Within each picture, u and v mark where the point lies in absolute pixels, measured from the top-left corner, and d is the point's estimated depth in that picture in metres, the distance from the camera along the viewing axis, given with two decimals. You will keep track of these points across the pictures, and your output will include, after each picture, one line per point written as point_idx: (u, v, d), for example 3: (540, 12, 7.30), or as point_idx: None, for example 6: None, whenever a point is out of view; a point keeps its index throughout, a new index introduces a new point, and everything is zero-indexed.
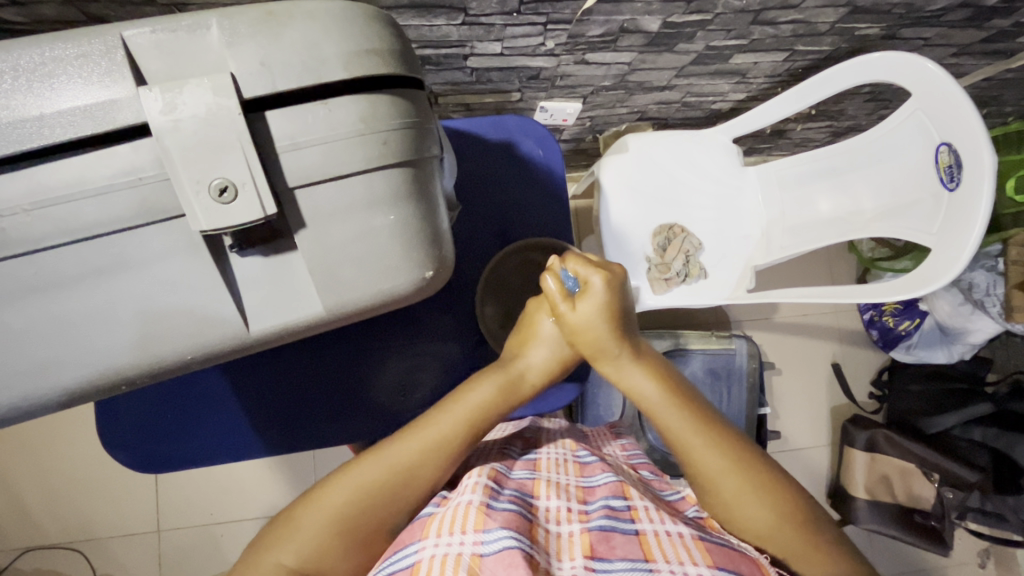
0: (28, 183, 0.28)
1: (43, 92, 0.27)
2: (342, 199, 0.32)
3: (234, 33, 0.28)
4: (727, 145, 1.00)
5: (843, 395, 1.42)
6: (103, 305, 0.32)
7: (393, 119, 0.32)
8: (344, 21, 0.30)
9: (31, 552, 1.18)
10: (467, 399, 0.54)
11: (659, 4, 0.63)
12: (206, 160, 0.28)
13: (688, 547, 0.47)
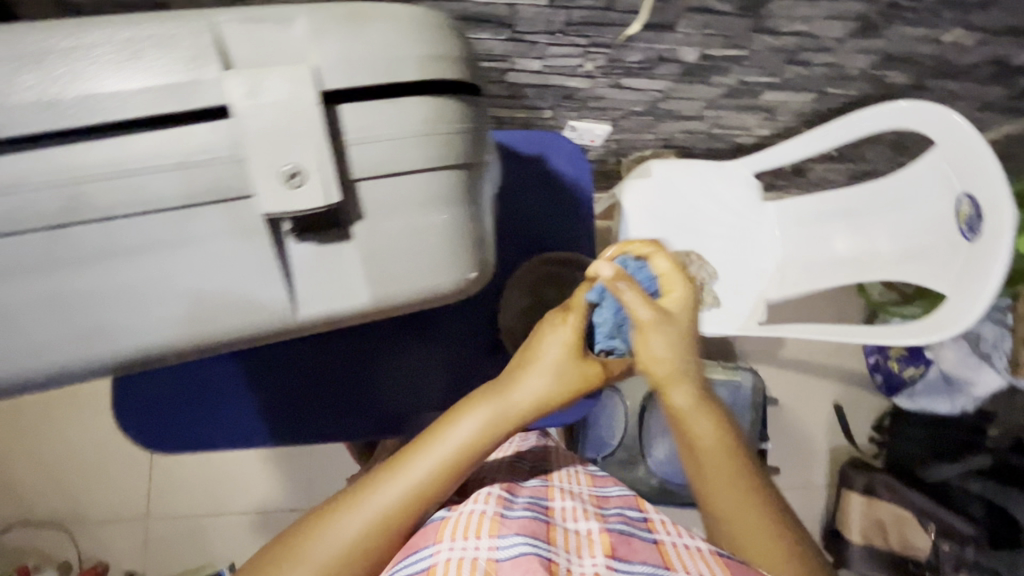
0: (107, 156, 0.29)
1: (131, 66, 0.28)
2: (400, 195, 0.33)
3: (320, 29, 0.29)
4: (749, 179, 1.02)
5: (843, 437, 1.41)
6: (162, 278, 0.32)
7: (455, 123, 0.33)
8: (422, 27, 0.31)
9: (16, 528, 1.16)
10: (454, 436, 0.49)
11: (699, 37, 0.65)
12: (281, 146, 0.29)
13: (707, 559, 0.47)
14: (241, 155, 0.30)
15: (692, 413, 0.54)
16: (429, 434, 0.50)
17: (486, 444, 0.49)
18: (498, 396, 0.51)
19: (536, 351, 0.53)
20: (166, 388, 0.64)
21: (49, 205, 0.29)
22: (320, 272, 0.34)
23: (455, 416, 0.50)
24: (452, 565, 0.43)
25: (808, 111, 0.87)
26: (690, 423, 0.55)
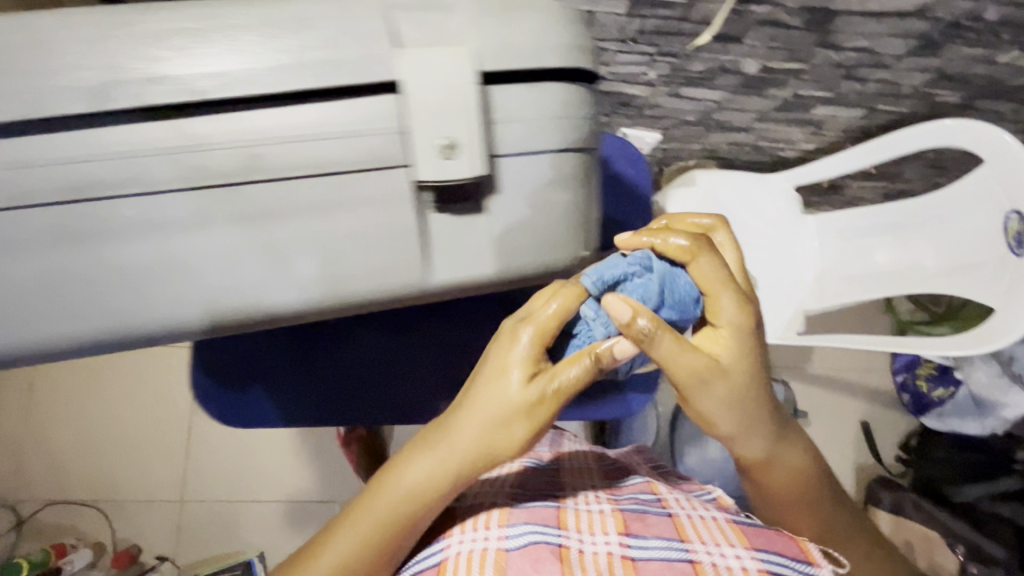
0: (290, 119, 0.36)
1: (319, 45, 0.35)
2: (530, 172, 0.38)
3: (477, 20, 0.35)
4: (789, 192, 1.05)
5: (869, 454, 1.41)
6: (325, 229, 0.39)
7: (582, 110, 0.38)
8: (561, 23, 0.37)
9: (55, 505, 1.18)
10: (401, 482, 0.51)
11: (763, 49, 0.68)
12: (439, 120, 0.35)
13: (726, 531, 0.53)
14: (403, 125, 0.36)
15: (771, 459, 0.59)
16: (382, 477, 0.52)
17: (435, 488, 0.50)
18: (438, 441, 0.50)
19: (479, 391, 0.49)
20: (234, 361, 0.65)
21: (245, 158, 0.37)
22: (449, 236, 0.40)
23: (402, 461, 0.51)
24: (466, 557, 0.50)
25: (856, 127, 0.89)
26: (769, 467, 0.60)
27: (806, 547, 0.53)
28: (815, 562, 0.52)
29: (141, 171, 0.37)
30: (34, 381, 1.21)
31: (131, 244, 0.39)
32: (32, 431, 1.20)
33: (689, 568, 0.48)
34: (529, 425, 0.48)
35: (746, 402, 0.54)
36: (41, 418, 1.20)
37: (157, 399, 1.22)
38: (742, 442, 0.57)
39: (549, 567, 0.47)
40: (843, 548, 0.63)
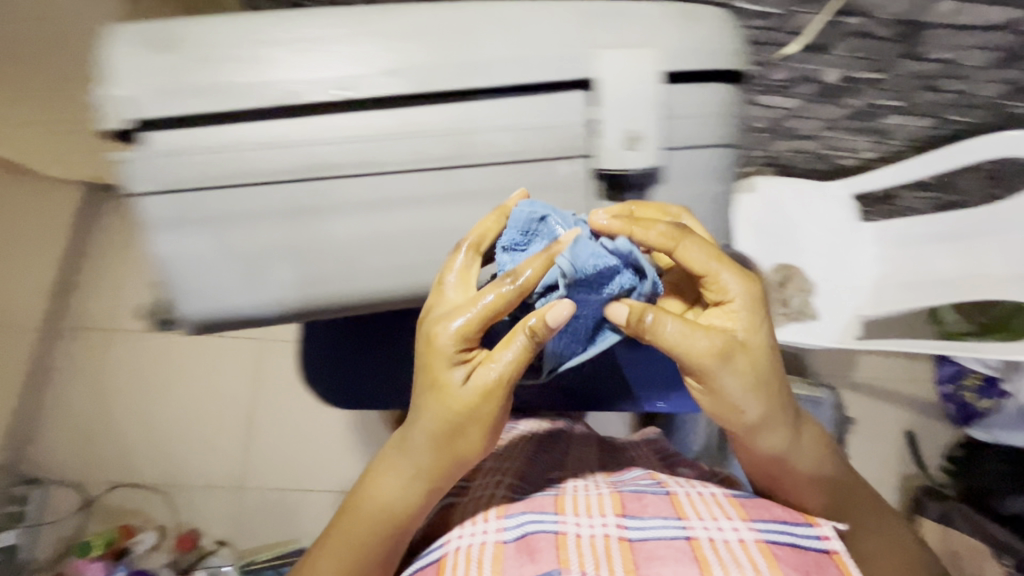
0: (513, 109, 0.49)
1: (538, 53, 0.48)
2: (687, 163, 0.52)
3: (668, 35, 0.49)
4: (846, 200, 1.05)
5: (914, 464, 1.42)
6: (516, 204, 0.52)
7: (731, 115, 0.52)
8: (728, 42, 0.50)
9: (122, 488, 1.22)
10: (375, 487, 0.54)
11: (847, 60, 0.71)
12: (633, 114, 0.49)
13: (723, 506, 0.55)
14: (602, 115, 0.50)
15: (791, 455, 0.57)
16: (360, 487, 0.55)
17: (410, 493, 0.53)
18: (402, 447, 0.52)
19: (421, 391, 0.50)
20: (341, 342, 0.69)
21: (468, 145, 0.50)
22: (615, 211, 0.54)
23: (379, 471, 0.54)
24: (466, 552, 0.52)
25: (922, 136, 0.91)
26: (788, 466, 0.57)
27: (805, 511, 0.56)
28: (816, 524, 0.54)
29: (388, 151, 0.49)
30: (103, 368, 1.26)
31: (364, 212, 0.51)
32: (102, 416, 1.24)
33: (687, 545, 0.49)
34: (483, 420, 0.49)
35: (770, 390, 0.52)
36: (109, 403, 1.24)
37: (218, 389, 1.26)
38: (766, 438, 0.55)
39: (546, 555, 0.49)
40: (866, 540, 0.61)
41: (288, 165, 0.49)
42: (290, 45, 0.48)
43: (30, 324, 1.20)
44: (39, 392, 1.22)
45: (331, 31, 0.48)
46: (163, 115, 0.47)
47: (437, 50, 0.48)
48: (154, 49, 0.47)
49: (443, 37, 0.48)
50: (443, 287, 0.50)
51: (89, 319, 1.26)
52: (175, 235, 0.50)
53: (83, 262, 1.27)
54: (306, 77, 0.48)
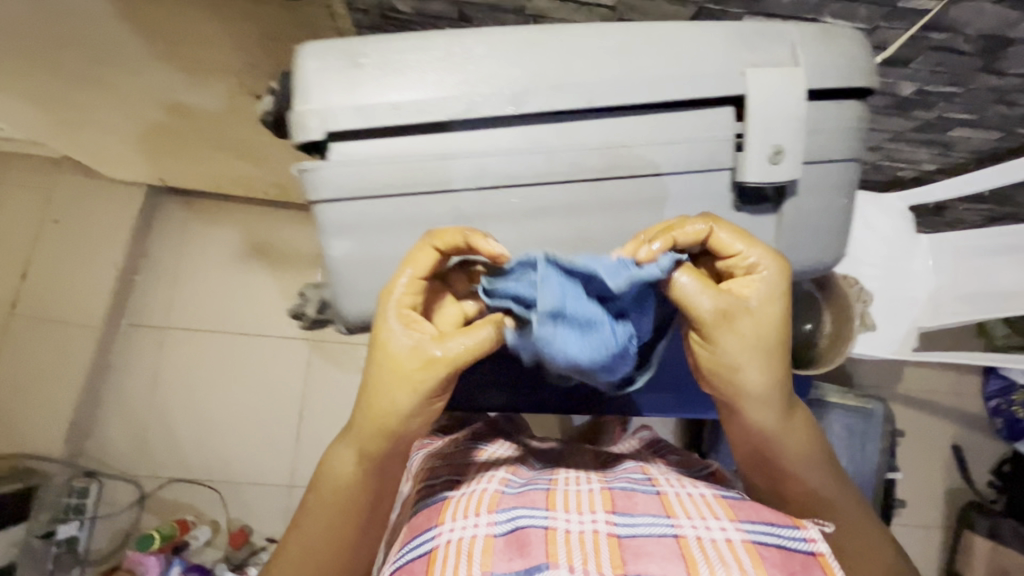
0: (671, 125, 0.48)
1: (663, 67, 0.47)
2: (821, 179, 0.50)
3: (807, 49, 0.48)
4: (903, 211, 1.04)
5: (960, 478, 1.40)
6: (631, 221, 0.50)
7: (864, 131, 0.51)
8: (862, 56, 0.49)
9: (178, 483, 1.25)
10: (331, 475, 0.51)
11: (926, 73, 0.72)
12: (775, 130, 0.47)
13: (710, 506, 0.48)
14: (743, 132, 0.48)
15: (779, 439, 0.53)
16: (319, 471, 0.52)
17: (360, 472, 0.50)
18: (353, 425, 0.49)
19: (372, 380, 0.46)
20: None
21: (635, 156, 0.48)
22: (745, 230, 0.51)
23: (333, 450, 0.51)
24: (453, 547, 0.45)
25: (988, 149, 0.91)
26: (782, 453, 0.54)
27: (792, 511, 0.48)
28: (802, 526, 0.46)
29: (558, 163, 0.48)
30: (158, 366, 1.29)
31: (525, 223, 0.50)
32: (157, 412, 1.27)
33: (674, 544, 0.44)
34: (418, 397, 0.45)
35: (767, 365, 0.48)
36: (164, 401, 1.27)
37: (271, 388, 1.28)
38: (759, 417, 0.51)
39: (536, 551, 0.43)
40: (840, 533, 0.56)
41: (463, 177, 0.48)
42: (471, 57, 0.46)
43: (91, 322, 1.23)
44: (97, 388, 1.26)
45: (508, 43, 0.47)
46: (346, 126, 0.46)
47: (613, 63, 0.47)
48: (335, 61, 0.46)
49: (620, 51, 0.47)
50: (394, 284, 0.45)
51: (146, 317, 1.30)
52: (346, 243, 0.49)
53: (142, 262, 1.31)
54: (485, 90, 0.46)
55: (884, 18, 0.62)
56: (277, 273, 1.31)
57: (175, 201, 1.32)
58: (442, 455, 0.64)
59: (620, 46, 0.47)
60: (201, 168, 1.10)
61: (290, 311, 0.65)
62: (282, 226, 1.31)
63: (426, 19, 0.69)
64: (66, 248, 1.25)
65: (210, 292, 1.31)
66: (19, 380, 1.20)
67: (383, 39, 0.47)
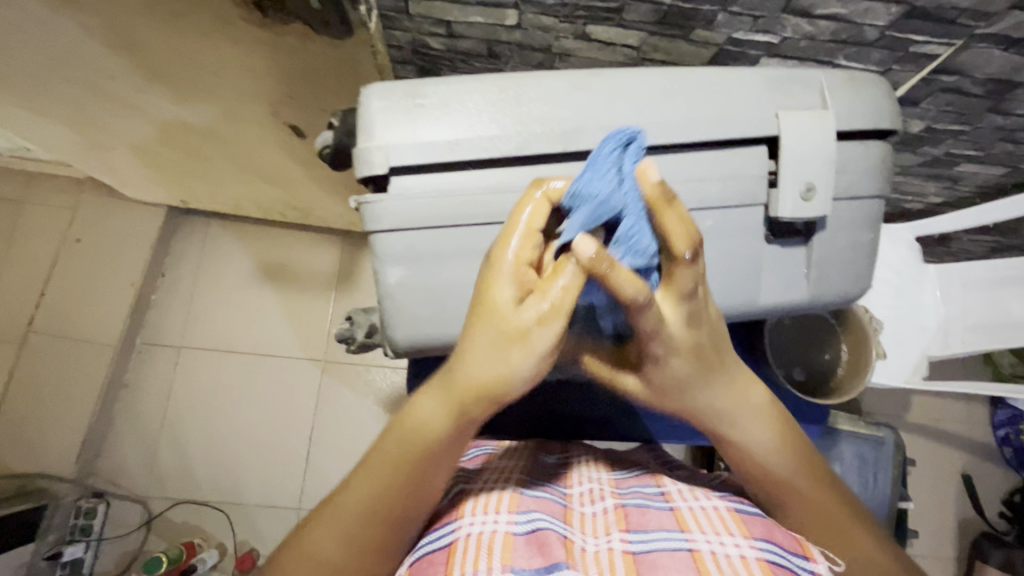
0: (711, 163, 0.50)
1: (695, 109, 0.50)
2: (847, 213, 0.52)
3: (832, 93, 0.51)
4: (911, 242, 1.06)
5: (971, 509, 1.39)
6: None
7: (888, 169, 0.53)
8: (885, 99, 0.52)
9: (185, 505, 1.24)
10: (415, 411, 0.45)
11: (935, 112, 0.75)
12: (805, 168, 0.49)
13: (723, 519, 0.47)
14: (777, 170, 0.50)
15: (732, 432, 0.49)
16: (398, 419, 0.46)
17: (447, 428, 0.44)
18: (446, 375, 0.43)
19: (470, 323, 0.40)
20: None
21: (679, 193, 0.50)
22: (778, 262, 0.52)
23: (419, 398, 0.46)
24: (473, 540, 0.44)
25: (994, 183, 0.93)
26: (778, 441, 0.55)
27: (802, 540, 0.48)
28: (811, 557, 0.47)
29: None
30: (171, 385, 1.29)
31: None
32: (168, 431, 1.27)
33: (688, 558, 0.43)
34: (533, 352, 0.39)
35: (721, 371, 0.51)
36: (176, 419, 1.27)
37: (281, 408, 1.28)
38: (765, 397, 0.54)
39: (557, 552, 0.42)
40: (830, 525, 0.50)
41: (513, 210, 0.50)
42: (526, 100, 0.50)
43: (108, 341, 1.24)
44: (109, 407, 1.26)
45: (559, 87, 0.50)
46: (408, 162, 0.49)
47: (657, 109, 0.50)
48: (401, 102, 0.49)
49: (661, 95, 0.50)
50: (516, 219, 0.40)
51: (162, 336, 1.31)
52: (402, 270, 0.51)
53: (160, 281, 1.34)
54: (536, 130, 0.49)
55: (897, 61, 0.65)
56: (292, 295, 1.33)
57: (196, 224, 1.36)
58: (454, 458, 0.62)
59: (660, 92, 0.50)
60: (225, 190, 1.12)
61: (337, 335, 0.66)
62: (300, 248, 1.34)
63: (455, 55, 0.73)
64: (90, 268, 1.28)
65: (226, 311, 1.33)
66: (35, 398, 1.22)
67: (442, 82, 0.50)
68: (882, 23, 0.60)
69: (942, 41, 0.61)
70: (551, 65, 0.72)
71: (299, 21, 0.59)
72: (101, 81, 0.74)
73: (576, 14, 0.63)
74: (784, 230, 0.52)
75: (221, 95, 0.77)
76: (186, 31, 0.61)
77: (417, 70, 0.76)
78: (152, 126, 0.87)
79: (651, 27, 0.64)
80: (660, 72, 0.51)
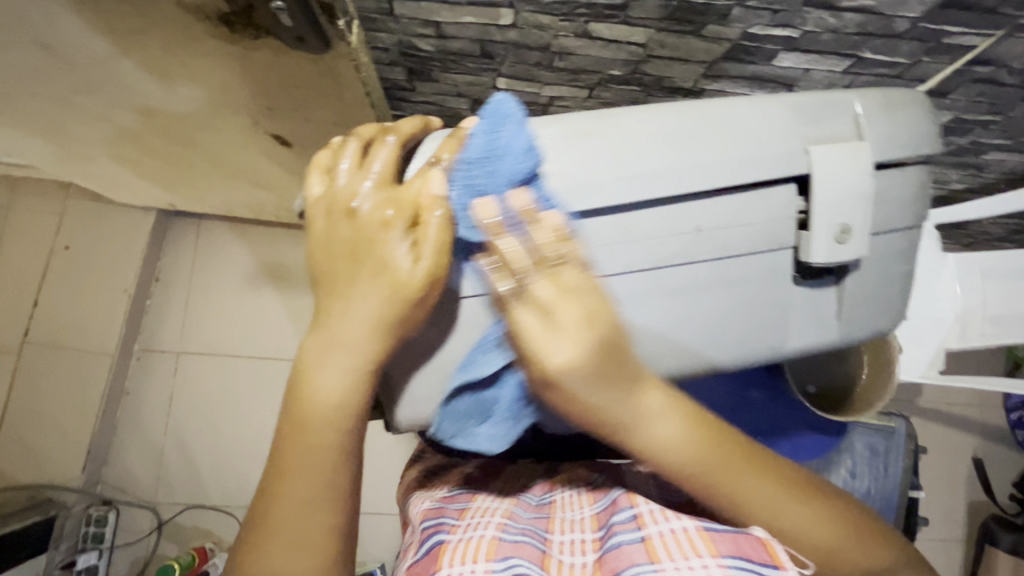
0: (738, 208, 0.46)
1: (723, 151, 0.45)
2: (884, 249, 0.49)
3: (873, 117, 0.47)
4: (930, 230, 1.01)
5: (982, 491, 1.39)
6: (693, 306, 0.48)
7: (928, 192, 0.50)
8: (924, 118, 0.48)
9: (194, 509, 1.24)
10: (319, 378, 0.41)
11: (965, 103, 0.69)
12: (846, 211, 0.45)
13: (692, 541, 0.43)
14: (808, 211, 0.47)
15: (640, 418, 0.42)
16: (292, 396, 0.42)
17: (359, 385, 0.42)
18: (334, 330, 0.42)
19: (356, 279, 0.42)
20: None
21: (699, 243, 0.46)
22: (803, 306, 0.49)
23: (312, 370, 0.41)
24: None
25: (1020, 170, 0.88)
26: (703, 462, 0.44)
27: (773, 549, 0.42)
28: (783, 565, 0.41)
29: (620, 255, 0.46)
30: (173, 390, 1.28)
31: None
32: (172, 437, 1.26)
33: None
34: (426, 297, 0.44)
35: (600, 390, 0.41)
36: (180, 425, 1.27)
37: None
38: (656, 429, 0.43)
39: None
40: (791, 515, 0.45)
41: None
42: None
43: (106, 350, 1.23)
44: (113, 416, 1.25)
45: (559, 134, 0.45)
46: None
47: (680, 150, 0.45)
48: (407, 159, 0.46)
49: (682, 136, 0.45)
50: (406, 187, 0.43)
51: (160, 342, 1.29)
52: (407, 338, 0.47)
53: (155, 286, 1.31)
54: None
55: (927, 53, 0.60)
56: (289, 296, 1.30)
57: (187, 226, 1.32)
58: (437, 496, 0.59)
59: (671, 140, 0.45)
60: (214, 195, 1.08)
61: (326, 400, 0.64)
62: (295, 248, 1.30)
63: (447, 56, 0.67)
64: (83, 276, 1.25)
65: (223, 315, 1.30)
66: (37, 408, 1.21)
67: (432, 137, 0.47)
68: (914, 15, 0.55)
69: (978, 32, 0.56)
70: (550, 64, 0.67)
71: (274, 38, 0.54)
72: (70, 97, 0.69)
73: (577, 12, 0.58)
74: (811, 271, 0.49)
75: (197, 108, 0.72)
76: (152, 46, 0.57)
77: (406, 72, 0.71)
78: (130, 136, 0.83)
79: (659, 24, 0.59)
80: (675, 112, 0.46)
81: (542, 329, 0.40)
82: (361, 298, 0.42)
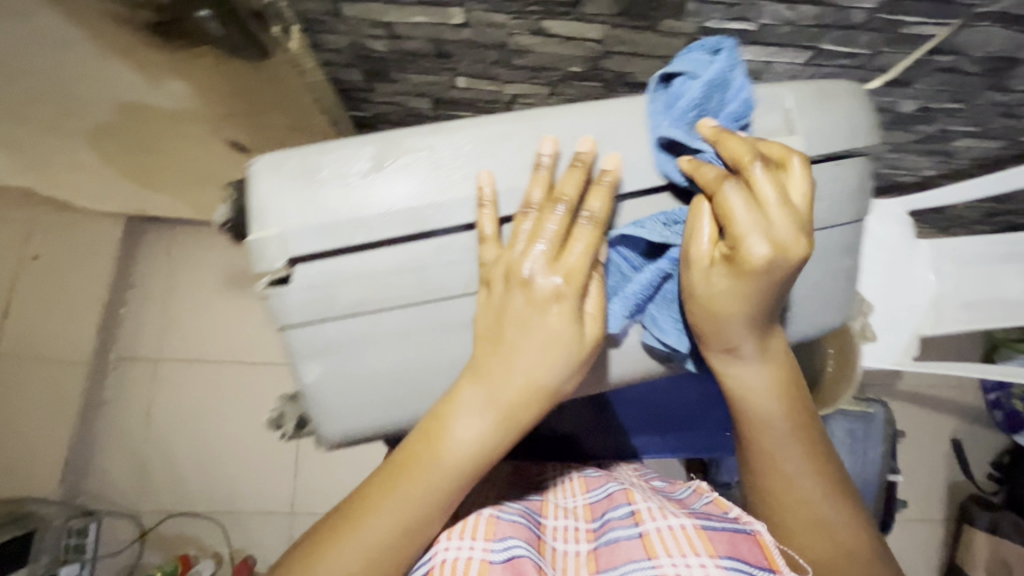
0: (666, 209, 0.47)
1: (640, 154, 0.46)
2: (827, 244, 0.49)
3: (805, 111, 0.46)
4: (903, 217, 1.00)
5: (960, 472, 1.40)
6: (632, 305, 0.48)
7: (870, 183, 0.49)
8: (861, 107, 0.47)
9: (177, 517, 1.24)
10: (460, 431, 0.43)
11: (929, 92, 0.69)
12: None
13: (690, 538, 0.44)
14: None
15: (744, 357, 0.48)
16: (424, 441, 0.43)
17: (491, 445, 0.43)
18: (495, 380, 0.43)
19: (517, 343, 0.43)
20: None
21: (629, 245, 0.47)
22: None
23: (453, 419, 0.43)
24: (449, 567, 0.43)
25: (991, 156, 0.88)
26: (770, 410, 0.50)
27: (769, 551, 0.45)
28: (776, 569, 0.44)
29: None
30: (150, 398, 1.27)
31: None
32: (152, 445, 1.25)
33: None
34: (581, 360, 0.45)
35: (753, 294, 0.43)
36: (160, 433, 1.26)
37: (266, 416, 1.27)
38: (738, 369, 0.49)
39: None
40: (811, 500, 0.50)
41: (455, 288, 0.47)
42: (443, 161, 0.44)
43: (80, 359, 1.21)
44: (91, 425, 1.24)
45: (474, 143, 0.45)
46: (305, 249, 0.44)
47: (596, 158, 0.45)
48: (292, 173, 0.44)
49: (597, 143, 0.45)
50: (568, 253, 0.43)
51: (136, 350, 1.28)
52: (318, 366, 0.47)
53: (128, 293, 1.29)
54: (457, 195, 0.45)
55: (887, 43, 0.59)
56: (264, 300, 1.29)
57: (159, 232, 1.31)
58: None
59: (579, 151, 0.44)
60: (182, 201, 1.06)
61: (268, 421, 0.57)
62: None
63: (402, 57, 0.65)
64: None
65: (198, 320, 1.29)
66: None
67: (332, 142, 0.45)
68: (871, 6, 0.54)
69: (935, 22, 0.55)
70: (509, 62, 0.65)
71: (207, 46, 0.58)
72: None
73: (529, 9, 0.56)
74: None
75: (149, 115, 0.70)
76: None
77: (363, 73, 0.69)
78: (85, 144, 0.81)
79: (614, 20, 0.57)
80: (590, 116, 0.46)
81: (746, 213, 0.40)
82: (522, 361, 0.42)
